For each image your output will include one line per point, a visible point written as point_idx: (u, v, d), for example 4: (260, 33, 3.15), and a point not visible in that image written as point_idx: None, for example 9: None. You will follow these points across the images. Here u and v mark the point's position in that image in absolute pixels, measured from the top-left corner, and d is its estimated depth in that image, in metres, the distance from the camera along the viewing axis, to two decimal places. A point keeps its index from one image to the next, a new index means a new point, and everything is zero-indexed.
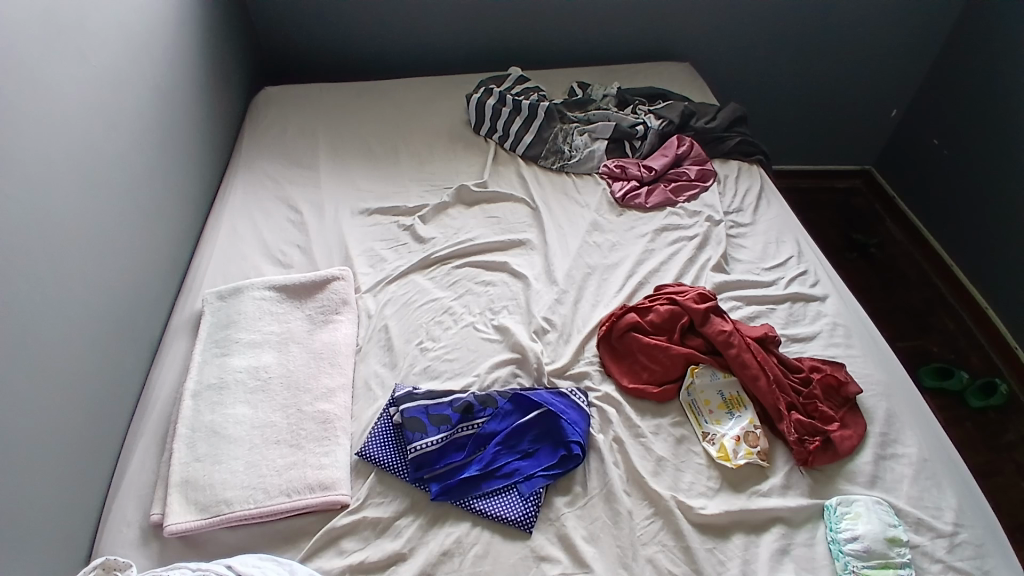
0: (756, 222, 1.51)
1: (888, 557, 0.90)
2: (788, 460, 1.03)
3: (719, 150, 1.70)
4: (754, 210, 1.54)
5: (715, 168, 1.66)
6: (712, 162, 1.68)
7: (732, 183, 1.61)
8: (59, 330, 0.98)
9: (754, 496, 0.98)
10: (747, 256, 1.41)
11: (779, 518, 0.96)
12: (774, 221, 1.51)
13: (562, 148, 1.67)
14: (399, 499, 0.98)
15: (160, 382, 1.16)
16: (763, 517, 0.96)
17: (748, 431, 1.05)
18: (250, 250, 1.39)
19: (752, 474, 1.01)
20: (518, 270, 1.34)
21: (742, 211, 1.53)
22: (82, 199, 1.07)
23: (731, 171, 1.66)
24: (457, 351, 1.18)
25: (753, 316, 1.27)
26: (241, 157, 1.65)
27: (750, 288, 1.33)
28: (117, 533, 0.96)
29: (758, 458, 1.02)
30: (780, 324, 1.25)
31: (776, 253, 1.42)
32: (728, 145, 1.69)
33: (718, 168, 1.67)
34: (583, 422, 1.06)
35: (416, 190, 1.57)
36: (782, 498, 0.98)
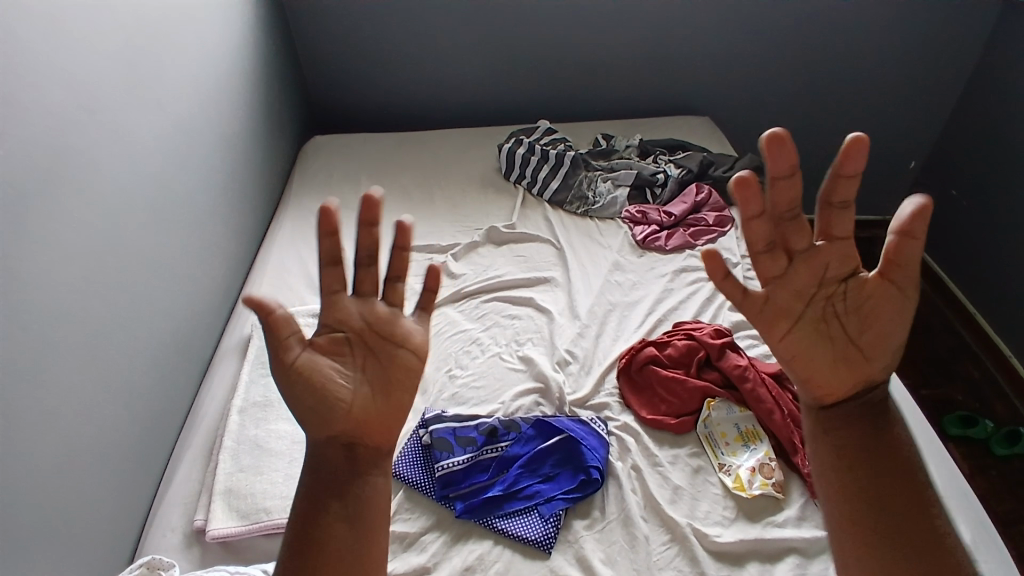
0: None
1: None
2: (804, 492, 1.05)
3: (737, 198, 1.79)
4: None
5: (733, 214, 1.74)
6: (730, 209, 1.76)
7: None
8: (124, 345, 1.09)
9: (770, 526, 1.01)
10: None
11: (794, 549, 0.98)
12: None
13: (586, 194, 1.77)
14: (426, 516, 1.03)
15: (209, 399, 1.25)
16: (777, 547, 0.98)
17: (763, 463, 1.08)
18: (296, 281, 1.51)
19: (768, 505, 1.04)
20: (542, 305, 1.43)
21: None
22: (150, 231, 1.20)
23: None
24: (484, 379, 1.26)
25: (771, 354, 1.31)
26: (290, 199, 1.80)
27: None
28: (162, 537, 1.03)
29: (774, 490, 1.05)
30: None
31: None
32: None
33: (736, 215, 1.75)
34: (602, 449, 1.11)
35: (450, 230, 1.69)
36: (797, 529, 1.00)
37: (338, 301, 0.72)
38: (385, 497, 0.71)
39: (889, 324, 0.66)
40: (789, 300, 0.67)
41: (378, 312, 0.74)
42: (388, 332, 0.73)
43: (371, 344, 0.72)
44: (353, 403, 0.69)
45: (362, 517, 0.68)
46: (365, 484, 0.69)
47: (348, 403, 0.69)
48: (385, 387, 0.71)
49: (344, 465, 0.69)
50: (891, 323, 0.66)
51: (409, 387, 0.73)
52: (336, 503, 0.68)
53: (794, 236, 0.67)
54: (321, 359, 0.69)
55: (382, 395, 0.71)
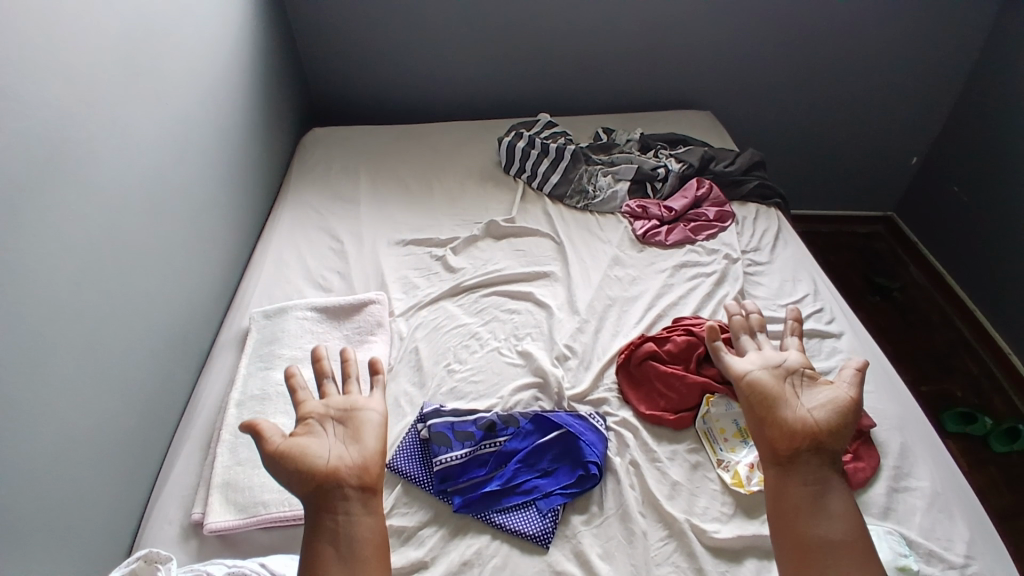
0: (772, 261, 1.58)
1: None
2: None
3: (738, 193, 1.79)
4: (771, 249, 1.62)
5: (734, 209, 1.74)
6: (731, 204, 1.76)
7: (750, 224, 1.69)
8: (120, 337, 1.08)
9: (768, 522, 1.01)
10: (763, 293, 1.49)
11: None
12: (790, 260, 1.58)
13: (586, 188, 1.76)
14: (424, 510, 1.03)
15: (207, 392, 1.24)
16: None
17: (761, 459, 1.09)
18: (294, 275, 1.50)
19: None
20: (541, 299, 1.42)
21: (759, 250, 1.61)
22: (147, 223, 1.19)
23: (749, 212, 1.74)
24: (482, 373, 1.26)
25: None
26: (289, 191, 1.79)
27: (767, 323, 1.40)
28: (159, 530, 1.01)
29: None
30: None
31: (792, 290, 1.49)
32: (746, 189, 1.78)
33: (737, 210, 1.75)
34: (601, 444, 1.10)
35: (449, 223, 1.68)
36: None
37: (304, 402, 0.92)
38: (377, 534, 0.82)
39: (841, 406, 0.91)
40: (760, 363, 0.99)
41: (338, 399, 0.92)
42: (353, 406, 0.91)
43: (337, 418, 0.89)
44: (329, 460, 0.83)
45: (357, 554, 0.80)
46: (355, 528, 0.81)
47: (326, 462, 0.83)
48: (356, 444, 0.86)
49: (331, 515, 0.81)
50: (842, 408, 0.91)
51: (373, 437, 0.88)
52: (332, 552, 0.79)
53: (766, 342, 1.06)
54: (297, 439, 0.85)
55: (354, 449, 0.86)
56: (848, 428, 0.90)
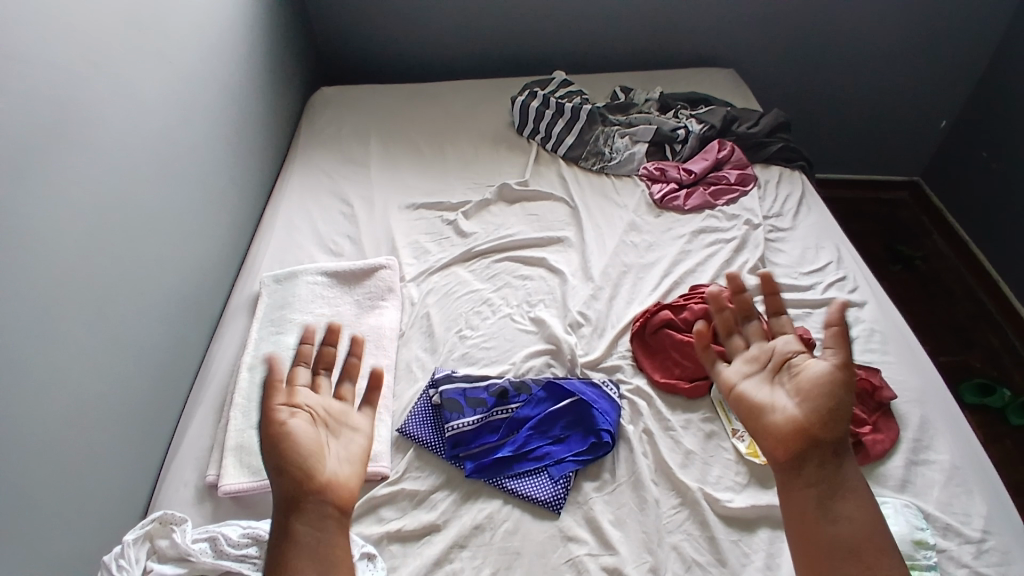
0: (795, 228, 1.53)
1: (914, 557, 0.91)
2: None
3: (761, 155, 1.72)
4: (794, 215, 1.56)
5: (756, 173, 1.68)
6: (753, 167, 1.70)
7: (772, 188, 1.63)
8: (128, 303, 1.07)
9: None
10: (784, 260, 1.44)
11: None
12: (813, 227, 1.52)
13: (602, 150, 1.71)
14: (436, 474, 1.03)
15: (220, 356, 1.23)
16: None
17: None
18: (304, 239, 1.48)
19: None
20: (555, 265, 1.39)
21: (782, 216, 1.55)
22: (153, 187, 1.16)
23: (773, 176, 1.67)
24: (494, 340, 1.24)
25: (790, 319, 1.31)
26: (298, 153, 1.76)
27: (787, 292, 1.36)
28: (174, 492, 1.01)
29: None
30: (816, 328, 1.29)
31: (815, 258, 1.44)
32: (769, 151, 1.72)
33: (759, 173, 1.69)
34: (614, 412, 1.09)
35: (460, 187, 1.64)
36: None
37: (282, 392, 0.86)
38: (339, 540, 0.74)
39: (825, 391, 0.82)
40: (747, 369, 0.92)
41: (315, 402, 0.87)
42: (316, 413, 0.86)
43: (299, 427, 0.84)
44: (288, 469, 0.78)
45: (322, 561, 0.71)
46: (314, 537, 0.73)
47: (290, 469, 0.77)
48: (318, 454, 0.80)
49: (302, 516, 0.74)
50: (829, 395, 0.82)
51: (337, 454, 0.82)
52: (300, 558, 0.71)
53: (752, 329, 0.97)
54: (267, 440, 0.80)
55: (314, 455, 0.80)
56: (843, 412, 0.81)
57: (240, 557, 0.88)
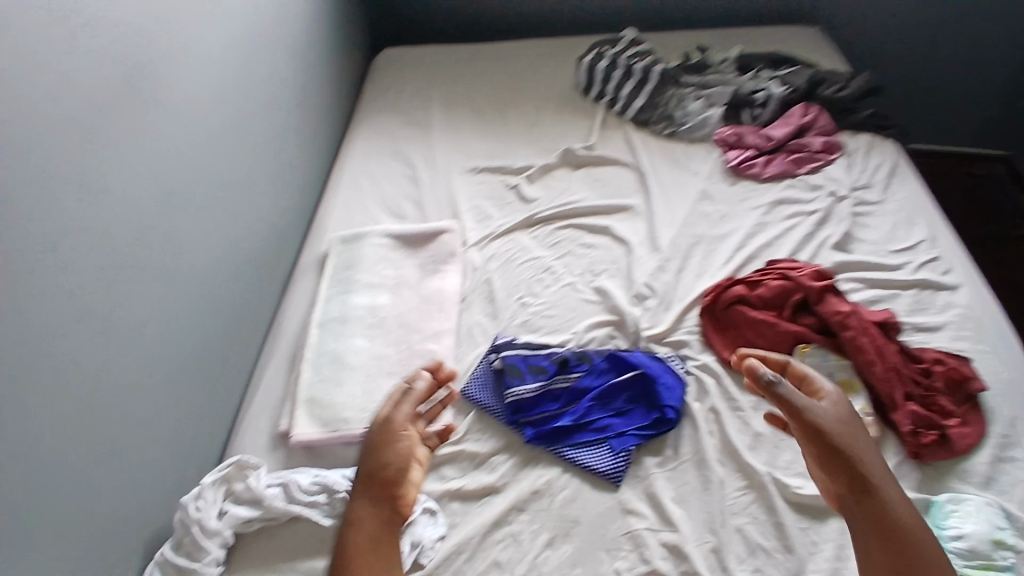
0: (886, 201, 1.40)
1: (991, 558, 0.87)
2: (899, 451, 1.02)
3: (848, 121, 1.58)
4: (885, 187, 1.43)
5: (843, 140, 1.55)
6: (839, 135, 1.57)
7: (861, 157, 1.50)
8: (205, 258, 1.11)
9: None
10: (872, 237, 1.34)
11: None
12: (906, 201, 1.40)
13: (673, 114, 1.62)
14: (496, 438, 1.04)
15: (290, 312, 1.28)
16: None
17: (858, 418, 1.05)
18: (369, 201, 1.49)
19: None
20: (620, 235, 1.35)
21: (871, 187, 1.43)
22: (226, 146, 1.19)
23: (861, 145, 1.53)
24: (557, 308, 1.23)
25: (874, 300, 1.22)
26: (362, 115, 1.76)
27: (874, 271, 1.27)
28: (249, 439, 1.07)
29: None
30: (903, 311, 1.20)
31: (906, 235, 1.33)
32: (856, 118, 1.58)
33: (847, 141, 1.55)
34: (679, 388, 1.06)
35: (524, 150, 1.60)
36: None
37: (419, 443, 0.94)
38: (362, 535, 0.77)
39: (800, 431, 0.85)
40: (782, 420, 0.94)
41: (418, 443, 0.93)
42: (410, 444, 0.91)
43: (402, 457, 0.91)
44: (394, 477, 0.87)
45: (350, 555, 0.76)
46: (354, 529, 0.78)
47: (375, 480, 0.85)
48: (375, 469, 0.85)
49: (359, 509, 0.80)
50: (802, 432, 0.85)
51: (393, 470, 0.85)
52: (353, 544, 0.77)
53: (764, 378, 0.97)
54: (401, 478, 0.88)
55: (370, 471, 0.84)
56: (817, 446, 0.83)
57: (311, 503, 0.92)
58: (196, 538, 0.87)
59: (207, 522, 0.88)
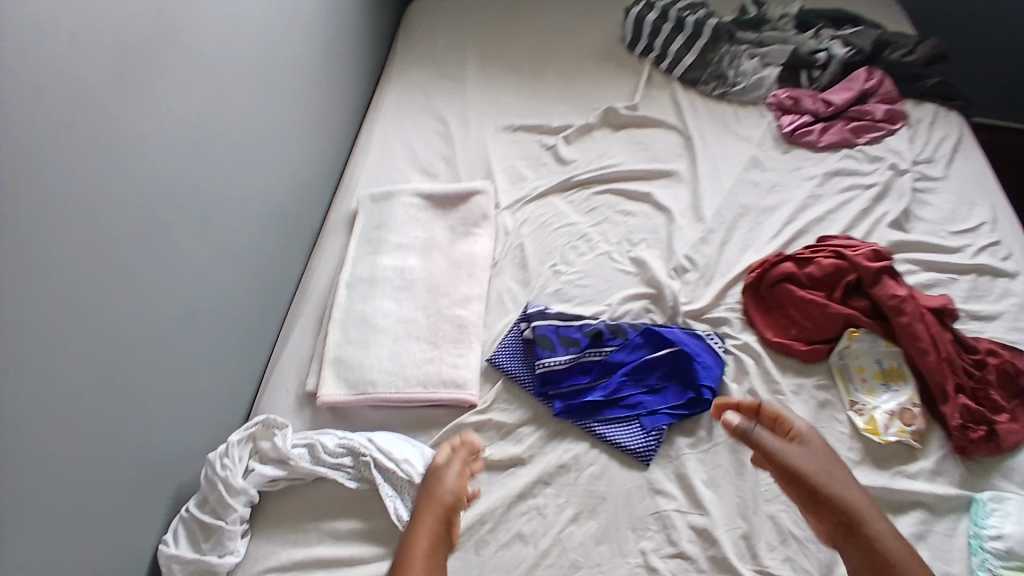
0: (948, 177, 1.29)
1: None
2: (944, 445, 0.97)
3: (913, 90, 1.46)
4: (948, 161, 1.32)
5: (906, 109, 1.42)
6: (902, 103, 1.44)
7: (925, 129, 1.38)
8: (234, 211, 1.08)
9: (898, 475, 0.95)
10: (931, 216, 1.24)
11: (921, 503, 0.92)
12: (970, 178, 1.28)
13: (725, 73, 1.50)
14: (523, 409, 1.01)
15: (320, 271, 1.26)
16: (903, 498, 0.93)
17: (905, 408, 0.99)
18: (400, 157, 1.44)
19: (901, 452, 0.98)
20: (661, 202, 1.28)
21: (933, 162, 1.32)
22: (255, 95, 1.15)
23: (926, 115, 1.41)
24: (591, 278, 1.18)
25: (930, 285, 1.13)
26: (393, 67, 1.69)
27: (929, 254, 1.18)
28: (277, 397, 1.07)
29: (912, 438, 0.97)
30: (959, 297, 1.12)
31: (966, 216, 1.22)
32: (923, 85, 1.45)
33: (909, 110, 1.43)
34: (717, 368, 1.01)
35: (562, 109, 1.52)
36: (929, 484, 0.94)
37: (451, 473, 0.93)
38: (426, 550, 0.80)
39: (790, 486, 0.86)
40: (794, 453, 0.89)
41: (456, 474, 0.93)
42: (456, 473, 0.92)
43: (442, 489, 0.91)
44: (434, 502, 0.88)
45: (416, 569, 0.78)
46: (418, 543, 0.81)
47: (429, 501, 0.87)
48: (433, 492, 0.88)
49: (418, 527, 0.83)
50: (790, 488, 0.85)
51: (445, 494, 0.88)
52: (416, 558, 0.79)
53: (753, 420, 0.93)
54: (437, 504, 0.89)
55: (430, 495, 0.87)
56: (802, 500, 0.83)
57: (336, 464, 0.93)
58: (221, 496, 0.87)
59: (233, 481, 0.88)
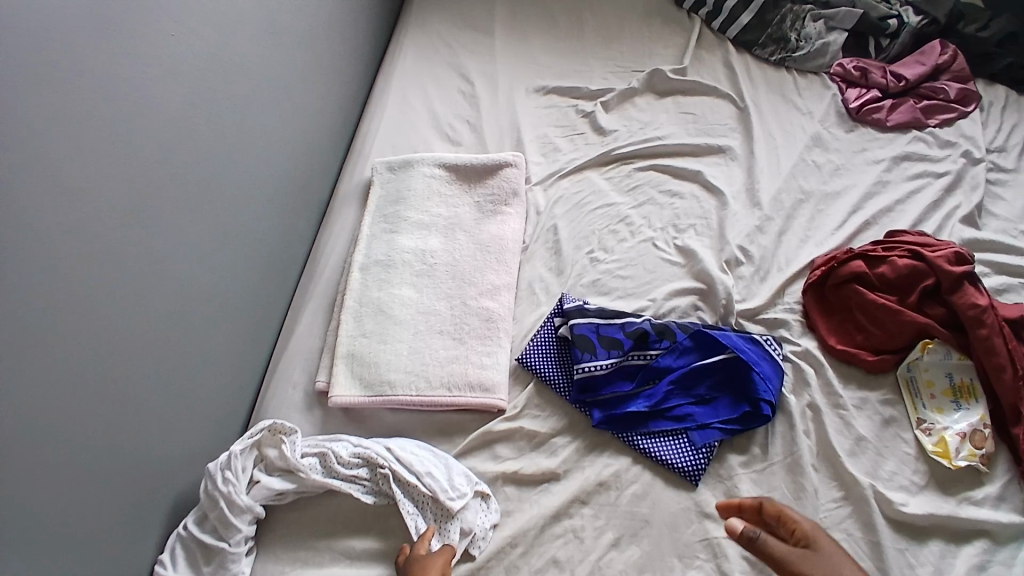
0: (1021, 170, 1.14)
1: None
2: (1012, 469, 0.85)
3: (987, 69, 1.28)
4: (1022, 152, 1.17)
5: (979, 89, 1.26)
6: (975, 83, 1.27)
7: (997, 114, 1.22)
8: (233, 178, 0.95)
9: (965, 502, 0.83)
10: (1004, 212, 1.10)
11: (983, 531, 0.81)
12: None
13: (787, 36, 1.33)
14: (558, 417, 0.92)
15: (330, 248, 1.13)
16: (964, 526, 0.81)
17: (975, 429, 0.87)
18: (418, 120, 1.29)
19: (966, 476, 0.85)
20: (712, 183, 1.14)
21: (1007, 152, 1.17)
22: (259, 42, 1.00)
23: (998, 98, 1.25)
24: (632, 269, 1.05)
25: (1002, 291, 1.00)
26: (411, 16, 1.51)
27: (1003, 254, 1.04)
28: (285, 392, 0.97)
29: (980, 463, 0.85)
30: None
31: None
32: (997, 66, 1.27)
33: (982, 91, 1.26)
34: (777, 379, 0.91)
35: (600, 71, 1.36)
36: (994, 512, 0.82)
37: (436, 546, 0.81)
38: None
39: None
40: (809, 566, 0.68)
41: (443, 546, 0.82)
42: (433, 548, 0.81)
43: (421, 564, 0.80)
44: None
45: None
46: None
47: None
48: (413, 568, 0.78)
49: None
50: None
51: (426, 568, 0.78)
52: None
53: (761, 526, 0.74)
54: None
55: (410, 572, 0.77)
56: None
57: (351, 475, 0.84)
58: (224, 514, 0.79)
59: (237, 496, 0.80)
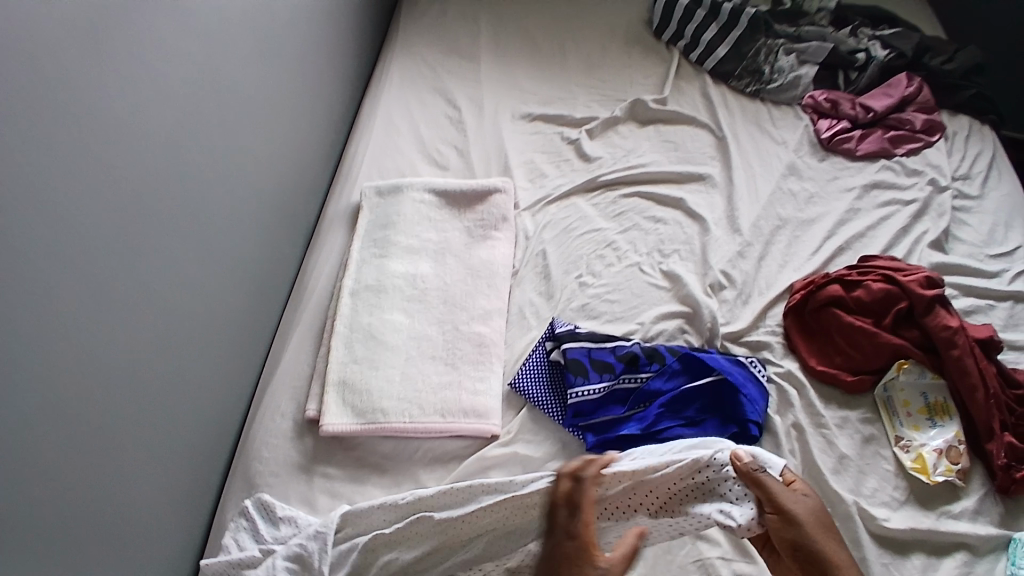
0: (984, 196, 1.22)
1: None
2: (986, 484, 0.89)
3: (950, 100, 1.36)
4: (983, 180, 1.24)
5: (943, 120, 1.34)
6: (939, 113, 1.35)
7: (960, 144, 1.30)
8: (223, 204, 0.95)
9: (943, 516, 0.86)
10: (969, 237, 1.16)
11: (963, 545, 0.84)
12: (1009, 198, 1.21)
13: (762, 68, 1.40)
14: (550, 442, 0.92)
15: (318, 273, 1.13)
16: (945, 540, 0.84)
17: (951, 445, 0.91)
18: (406, 144, 1.30)
19: (944, 491, 0.89)
20: (694, 210, 1.18)
21: (970, 179, 1.24)
22: (249, 71, 1.01)
23: (960, 128, 1.32)
24: (620, 293, 1.08)
25: (969, 312, 1.05)
26: (396, 43, 1.52)
27: (969, 277, 1.10)
28: (272, 422, 0.95)
29: (957, 477, 0.89)
30: (999, 326, 1.04)
31: (1003, 239, 1.15)
32: (959, 97, 1.35)
33: (945, 122, 1.34)
34: (763, 400, 0.94)
35: (584, 99, 1.40)
36: (971, 524, 0.85)
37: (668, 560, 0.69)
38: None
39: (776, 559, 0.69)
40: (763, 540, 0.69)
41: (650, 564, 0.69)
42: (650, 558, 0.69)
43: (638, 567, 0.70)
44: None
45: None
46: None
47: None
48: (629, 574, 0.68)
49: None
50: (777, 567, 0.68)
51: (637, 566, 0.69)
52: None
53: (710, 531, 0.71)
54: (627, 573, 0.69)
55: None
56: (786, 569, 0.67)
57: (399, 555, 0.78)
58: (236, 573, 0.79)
59: (260, 530, 0.83)
